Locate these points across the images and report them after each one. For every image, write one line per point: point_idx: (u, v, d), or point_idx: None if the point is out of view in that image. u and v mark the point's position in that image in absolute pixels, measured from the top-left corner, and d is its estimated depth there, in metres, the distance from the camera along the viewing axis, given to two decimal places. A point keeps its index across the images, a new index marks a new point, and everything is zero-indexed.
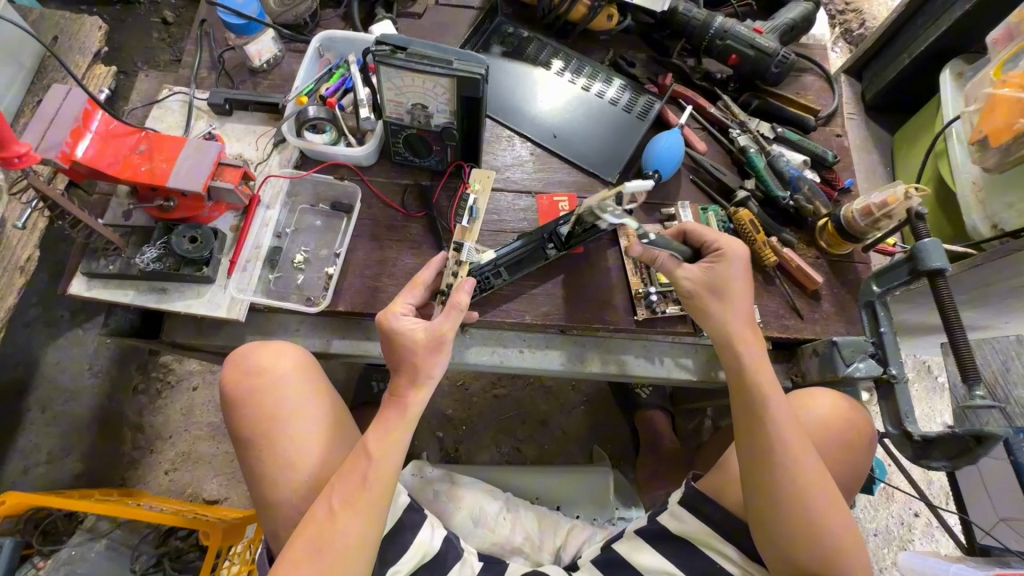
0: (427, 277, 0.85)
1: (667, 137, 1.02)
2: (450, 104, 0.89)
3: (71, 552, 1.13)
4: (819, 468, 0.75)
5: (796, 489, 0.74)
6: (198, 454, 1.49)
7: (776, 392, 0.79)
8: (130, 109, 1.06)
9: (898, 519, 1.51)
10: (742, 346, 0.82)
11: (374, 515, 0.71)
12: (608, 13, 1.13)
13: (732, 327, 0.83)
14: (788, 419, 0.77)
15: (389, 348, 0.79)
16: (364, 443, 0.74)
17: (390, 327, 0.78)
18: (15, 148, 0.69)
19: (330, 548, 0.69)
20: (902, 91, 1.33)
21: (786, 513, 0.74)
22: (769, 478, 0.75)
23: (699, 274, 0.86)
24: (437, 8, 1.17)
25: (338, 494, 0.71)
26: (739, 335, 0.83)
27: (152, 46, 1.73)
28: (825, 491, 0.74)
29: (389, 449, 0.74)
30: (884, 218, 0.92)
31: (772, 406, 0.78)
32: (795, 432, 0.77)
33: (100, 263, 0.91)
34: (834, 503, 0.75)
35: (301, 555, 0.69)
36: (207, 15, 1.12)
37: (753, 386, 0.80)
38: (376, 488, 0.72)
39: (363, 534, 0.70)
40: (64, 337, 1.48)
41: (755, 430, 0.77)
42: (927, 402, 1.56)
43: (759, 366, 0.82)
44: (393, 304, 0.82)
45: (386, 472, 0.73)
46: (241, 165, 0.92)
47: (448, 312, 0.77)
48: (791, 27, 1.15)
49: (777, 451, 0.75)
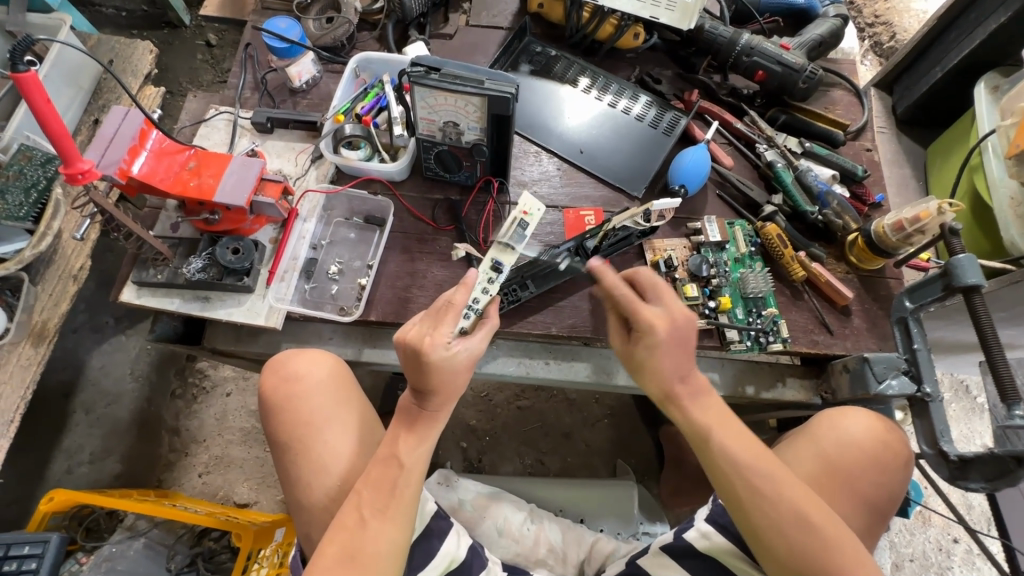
0: (463, 300, 0.79)
1: (694, 152, 1.03)
2: (481, 123, 0.92)
3: (112, 549, 1.17)
4: (793, 490, 0.72)
5: (774, 522, 0.71)
6: (230, 458, 1.51)
7: (722, 423, 0.77)
8: (179, 128, 1.13)
9: (936, 544, 1.45)
10: (677, 394, 0.79)
11: (403, 522, 0.73)
12: (635, 32, 1.15)
13: (664, 375, 0.79)
14: (739, 445, 0.75)
15: (430, 377, 0.76)
16: (394, 453, 0.76)
17: (440, 357, 0.75)
18: (79, 165, 0.74)
19: (362, 555, 0.70)
20: (935, 104, 1.31)
21: (777, 548, 0.71)
22: (746, 518, 0.73)
23: (624, 349, 0.84)
24: (468, 30, 1.22)
25: (370, 502, 0.73)
26: (670, 381, 0.79)
27: (196, 67, 1.83)
28: (806, 514, 0.70)
29: (420, 459, 0.76)
30: (918, 233, 0.91)
31: (718, 441, 0.75)
32: (754, 456, 0.74)
33: (149, 272, 0.96)
34: (820, 521, 0.70)
35: (331, 562, 0.70)
36: (252, 39, 1.19)
37: (695, 426, 0.77)
38: (407, 496, 0.74)
39: (394, 541, 0.72)
40: (109, 342, 1.56)
41: (713, 473, 0.75)
42: (966, 422, 1.51)
43: (699, 401, 0.78)
44: (436, 333, 0.77)
45: (416, 480, 0.75)
46: (282, 180, 0.97)
47: (485, 331, 0.81)
48: (819, 43, 1.15)
49: (738, 489, 0.73)
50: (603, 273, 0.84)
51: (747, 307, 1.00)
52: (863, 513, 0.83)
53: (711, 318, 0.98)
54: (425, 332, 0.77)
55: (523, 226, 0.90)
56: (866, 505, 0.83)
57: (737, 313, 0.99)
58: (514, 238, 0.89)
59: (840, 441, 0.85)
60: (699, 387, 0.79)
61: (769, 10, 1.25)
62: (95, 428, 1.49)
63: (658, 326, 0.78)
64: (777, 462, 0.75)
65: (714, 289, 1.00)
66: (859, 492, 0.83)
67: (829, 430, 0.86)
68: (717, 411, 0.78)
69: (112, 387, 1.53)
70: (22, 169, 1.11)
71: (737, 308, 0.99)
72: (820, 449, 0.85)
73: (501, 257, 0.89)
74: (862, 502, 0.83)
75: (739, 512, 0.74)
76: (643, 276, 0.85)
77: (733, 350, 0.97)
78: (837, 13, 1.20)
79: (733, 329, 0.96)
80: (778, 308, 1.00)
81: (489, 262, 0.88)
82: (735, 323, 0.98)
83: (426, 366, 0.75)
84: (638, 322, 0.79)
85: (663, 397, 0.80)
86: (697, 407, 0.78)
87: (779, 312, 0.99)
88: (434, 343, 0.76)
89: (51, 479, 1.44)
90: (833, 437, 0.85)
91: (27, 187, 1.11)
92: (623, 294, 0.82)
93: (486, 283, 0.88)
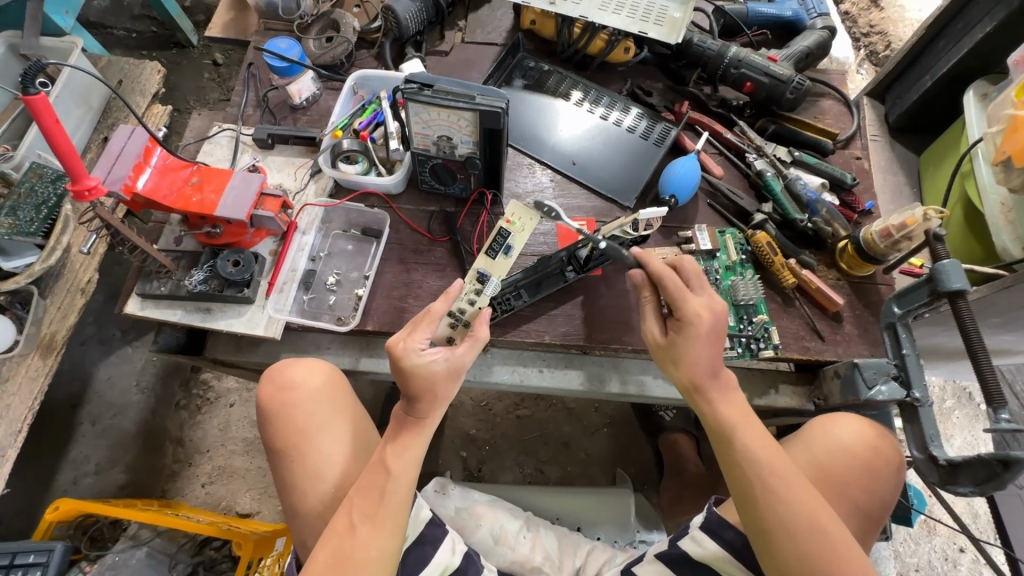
0: (440, 309, 0.81)
1: (683, 163, 1.05)
2: (474, 136, 0.94)
3: (116, 558, 1.19)
4: (803, 490, 0.73)
5: (783, 520, 0.71)
6: (233, 468, 1.53)
7: (743, 420, 0.79)
8: (183, 145, 1.16)
9: (941, 554, 1.43)
10: (705, 385, 0.81)
11: (392, 529, 0.74)
12: (625, 46, 1.19)
13: (697, 367, 0.81)
14: (758, 441, 0.77)
15: (408, 382, 0.78)
16: (383, 460, 0.77)
17: (411, 363, 0.78)
18: (86, 182, 0.77)
19: (350, 562, 0.71)
20: (926, 111, 1.33)
21: (783, 549, 0.71)
22: (756, 517, 0.73)
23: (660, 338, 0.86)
24: (464, 46, 1.25)
25: (360, 510, 0.74)
26: (701, 371, 0.81)
27: (203, 85, 1.88)
28: (818, 517, 0.71)
29: (408, 465, 0.77)
30: (904, 239, 0.92)
31: (739, 437, 0.77)
32: (770, 455, 0.75)
33: (153, 284, 0.99)
34: (828, 525, 0.71)
35: (322, 567, 0.72)
36: (254, 59, 1.23)
37: (718, 419, 0.80)
38: (396, 503, 0.75)
39: (383, 548, 0.73)
40: (115, 354, 1.59)
41: (729, 468, 0.77)
42: (969, 430, 1.50)
43: (725, 395, 0.81)
44: (410, 339, 0.79)
45: (404, 487, 0.76)
46: (281, 195, 1.00)
47: (469, 343, 0.82)
48: (807, 54, 1.17)
49: (753, 486, 0.74)
50: (649, 260, 0.85)
51: (738, 314, 1.01)
52: (854, 520, 0.83)
53: None
54: (402, 336, 0.80)
55: (505, 236, 0.92)
56: (857, 512, 0.83)
57: (728, 320, 1.00)
58: (496, 249, 0.92)
59: (832, 448, 0.85)
60: (727, 382, 0.82)
61: (757, 23, 1.27)
62: (101, 439, 1.51)
63: (703, 316, 0.81)
64: (792, 465, 0.76)
65: None
66: (851, 499, 0.83)
67: (821, 436, 0.86)
68: (740, 408, 0.80)
69: (118, 399, 1.55)
70: (33, 186, 1.14)
71: (728, 315, 1.00)
72: (813, 455, 0.85)
73: (486, 268, 0.93)
74: (853, 509, 0.83)
75: (750, 511, 0.74)
76: (689, 267, 0.86)
77: (724, 357, 0.98)
78: (824, 25, 1.22)
79: (724, 336, 0.97)
80: (769, 315, 1.01)
81: (474, 275, 0.92)
82: (726, 330, 0.98)
83: (401, 370, 0.78)
84: (681, 311, 0.82)
85: (691, 387, 0.82)
86: (721, 402, 0.81)
87: (770, 318, 1.00)
88: (408, 347, 0.79)
89: (58, 489, 1.46)
90: (823, 442, 0.86)
91: (37, 204, 1.14)
92: (673, 282, 0.83)
93: (473, 295, 0.92)
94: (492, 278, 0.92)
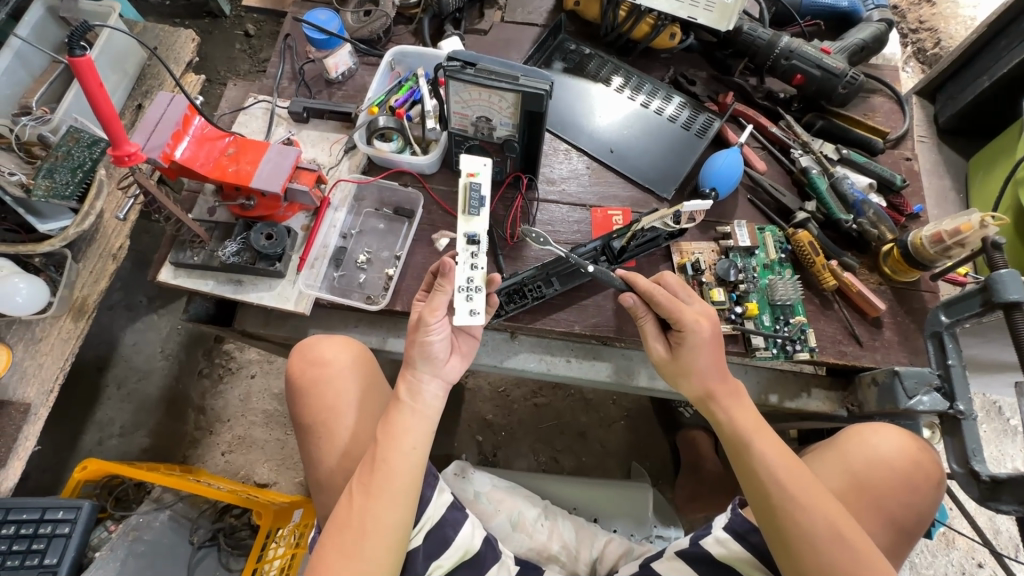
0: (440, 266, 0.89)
1: (726, 155, 1.02)
2: (514, 118, 0.92)
3: (139, 519, 1.19)
4: (825, 500, 0.71)
5: (805, 531, 0.70)
6: (252, 439, 1.57)
7: (762, 431, 0.78)
8: (219, 115, 1.15)
9: (959, 568, 1.41)
10: (716, 392, 0.81)
11: (393, 507, 0.73)
12: (671, 32, 1.14)
13: (703, 375, 0.82)
14: (775, 450, 0.76)
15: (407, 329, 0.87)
16: (385, 436, 0.76)
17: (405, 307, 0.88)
18: (126, 147, 0.77)
19: (355, 536, 0.71)
20: (981, 114, 1.27)
21: (806, 560, 0.69)
22: (775, 526, 0.72)
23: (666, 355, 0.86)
24: (503, 25, 1.22)
25: (361, 485, 0.74)
26: (712, 379, 0.82)
27: (234, 56, 1.87)
28: (841, 530, 0.69)
29: (406, 443, 0.76)
30: (957, 246, 0.88)
31: (757, 448, 0.76)
32: (789, 464, 0.74)
33: (187, 254, 0.99)
34: (853, 536, 0.69)
35: (329, 540, 0.72)
36: (291, 30, 1.21)
37: (734, 428, 0.79)
38: (405, 478, 0.75)
39: (386, 525, 0.72)
40: (141, 320, 1.61)
41: (747, 478, 0.76)
42: (996, 444, 1.46)
43: (737, 404, 0.81)
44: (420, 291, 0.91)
45: (405, 467, 0.75)
46: (316, 169, 1.01)
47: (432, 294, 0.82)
48: (862, 47, 1.12)
49: (772, 497, 0.73)
50: (636, 281, 0.84)
51: (774, 314, 0.98)
52: (887, 532, 0.81)
53: (736, 324, 0.97)
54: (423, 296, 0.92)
55: (476, 189, 0.87)
56: (892, 524, 0.81)
57: (763, 319, 0.98)
58: (473, 205, 0.86)
59: (870, 459, 0.83)
60: (737, 390, 0.82)
61: (810, 13, 1.23)
62: (125, 402, 1.52)
63: (703, 325, 0.81)
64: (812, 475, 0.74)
65: (741, 295, 0.99)
66: (885, 512, 0.81)
67: (859, 446, 0.84)
68: (753, 419, 0.80)
69: (143, 365, 1.56)
70: (70, 150, 1.11)
71: (764, 315, 0.98)
72: (848, 465, 0.83)
73: (471, 229, 0.87)
74: (888, 521, 0.81)
75: (769, 520, 0.73)
76: (671, 280, 0.88)
77: (758, 357, 0.96)
78: (881, 17, 1.17)
79: (759, 336, 0.95)
80: (806, 317, 0.98)
81: (464, 240, 0.86)
82: (762, 330, 0.96)
83: None
84: (681, 325, 0.81)
85: (703, 396, 0.82)
86: (735, 412, 0.80)
87: (807, 320, 0.97)
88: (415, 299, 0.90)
89: (84, 449, 1.45)
90: (861, 452, 0.84)
91: (73, 168, 1.11)
92: (663, 296, 0.82)
93: (472, 258, 0.85)
94: (482, 236, 0.86)
